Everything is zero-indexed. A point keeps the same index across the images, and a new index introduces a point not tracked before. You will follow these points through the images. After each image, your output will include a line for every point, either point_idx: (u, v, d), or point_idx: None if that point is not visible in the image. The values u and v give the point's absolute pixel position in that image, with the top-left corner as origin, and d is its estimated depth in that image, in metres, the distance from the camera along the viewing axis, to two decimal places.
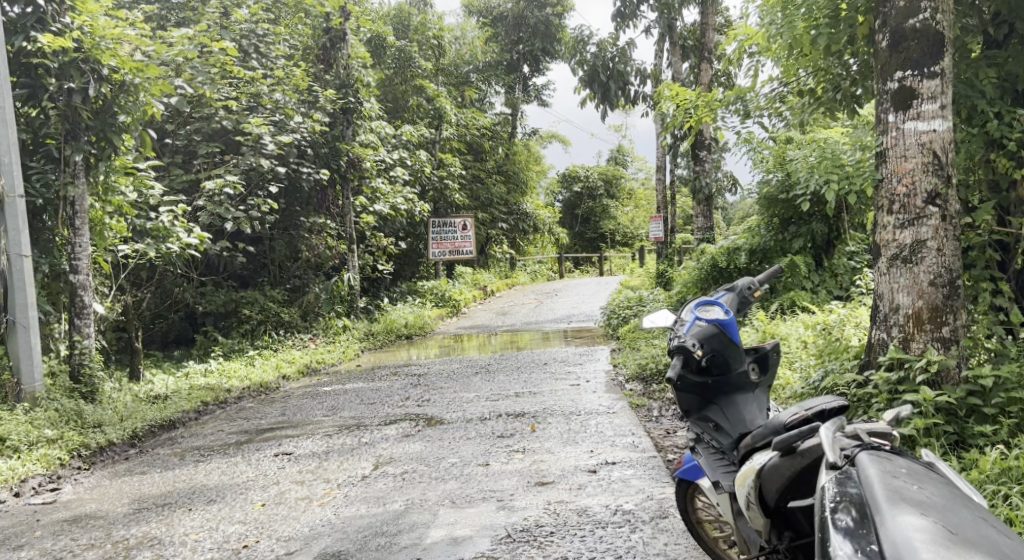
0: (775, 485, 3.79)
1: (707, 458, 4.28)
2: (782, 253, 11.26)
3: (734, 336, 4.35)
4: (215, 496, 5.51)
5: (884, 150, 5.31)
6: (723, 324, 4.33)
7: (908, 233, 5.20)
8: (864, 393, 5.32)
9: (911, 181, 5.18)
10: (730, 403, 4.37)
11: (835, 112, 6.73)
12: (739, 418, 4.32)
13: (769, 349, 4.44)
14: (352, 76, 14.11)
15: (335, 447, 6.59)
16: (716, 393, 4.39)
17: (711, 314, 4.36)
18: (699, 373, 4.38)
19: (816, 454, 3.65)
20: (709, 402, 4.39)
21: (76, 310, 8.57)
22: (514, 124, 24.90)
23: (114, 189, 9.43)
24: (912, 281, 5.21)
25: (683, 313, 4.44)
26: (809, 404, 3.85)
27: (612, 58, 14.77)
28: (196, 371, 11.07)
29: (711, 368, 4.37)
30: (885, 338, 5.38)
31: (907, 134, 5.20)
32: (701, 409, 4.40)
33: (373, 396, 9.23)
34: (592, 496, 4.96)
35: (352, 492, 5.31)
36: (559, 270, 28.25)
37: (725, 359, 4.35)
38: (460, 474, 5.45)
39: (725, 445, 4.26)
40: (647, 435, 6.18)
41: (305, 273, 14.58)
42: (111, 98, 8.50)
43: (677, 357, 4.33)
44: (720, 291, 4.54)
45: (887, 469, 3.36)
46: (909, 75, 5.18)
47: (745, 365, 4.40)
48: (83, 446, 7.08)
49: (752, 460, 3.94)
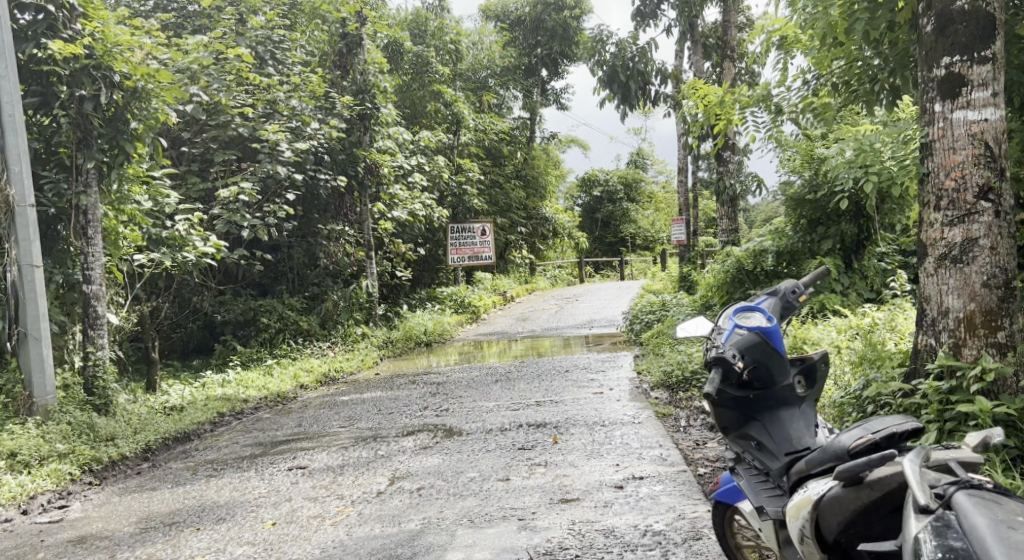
0: (836, 518, 3.53)
1: (749, 480, 4.05)
2: (810, 255, 10.95)
3: (777, 346, 4.10)
4: (225, 515, 5.28)
5: (930, 141, 5.02)
6: (766, 333, 4.09)
7: (958, 231, 4.90)
8: (912, 404, 5.03)
9: (961, 175, 4.88)
10: (774, 419, 4.12)
11: (871, 108, 6.42)
12: (784, 436, 4.07)
13: (816, 361, 4.20)
14: (368, 82, 13.95)
15: (351, 460, 6.36)
16: (758, 407, 4.14)
17: (753, 322, 4.10)
18: (739, 387, 4.14)
19: (888, 486, 3.38)
20: (751, 419, 4.15)
21: (89, 320, 8.39)
22: (532, 129, 24.73)
23: (127, 197, 9.25)
24: (963, 283, 4.91)
25: (721, 321, 4.19)
26: (876, 426, 3.57)
27: (633, 57, 14.45)
28: (214, 381, 10.89)
29: (753, 381, 4.13)
30: (933, 344, 5.08)
31: (956, 124, 4.90)
32: (742, 425, 4.16)
33: (391, 405, 8.99)
34: (620, 515, 4.68)
35: (366, 510, 5.07)
36: (580, 275, 27.99)
37: (769, 370, 4.10)
38: (479, 490, 5.19)
39: (770, 467, 4.03)
40: (676, 448, 5.90)
41: (324, 280, 14.28)
42: (122, 106, 8.30)
43: (717, 370, 4.07)
44: (761, 295, 4.28)
45: (996, 516, 3.05)
46: (958, 61, 4.88)
47: (791, 378, 4.16)
48: (95, 461, 6.89)
49: (809, 489, 3.69)
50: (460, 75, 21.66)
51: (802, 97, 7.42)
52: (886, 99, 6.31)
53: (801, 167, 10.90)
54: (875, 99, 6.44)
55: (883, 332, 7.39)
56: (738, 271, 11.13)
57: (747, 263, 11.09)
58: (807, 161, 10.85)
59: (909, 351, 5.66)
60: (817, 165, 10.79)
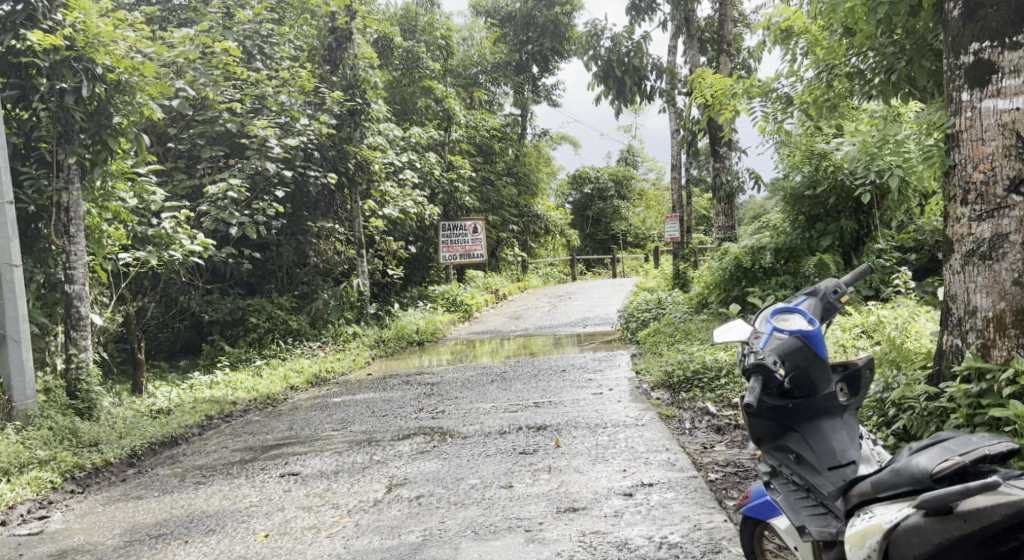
0: (913, 549, 3.38)
1: (787, 495, 3.95)
2: (809, 251, 10.77)
3: (819, 352, 3.96)
4: (214, 526, 5.05)
5: (957, 132, 4.87)
6: (806, 338, 3.94)
7: (987, 226, 4.74)
8: (938, 407, 4.90)
9: (990, 167, 4.73)
10: (815, 429, 4.01)
11: (884, 99, 6.22)
12: (826, 448, 3.97)
13: (861, 367, 4.07)
14: (358, 76, 13.70)
15: (346, 466, 6.14)
16: (798, 417, 4.03)
17: (792, 326, 3.97)
18: (779, 396, 4.01)
19: (985, 520, 3.20)
20: (789, 430, 4.03)
21: (71, 321, 8.13)
22: (523, 125, 24.52)
23: (110, 194, 8.98)
24: (992, 280, 4.74)
25: (759, 324, 4.03)
26: (962, 448, 3.40)
27: (628, 53, 14.30)
28: (202, 383, 10.65)
29: (793, 390, 4.00)
30: (959, 346, 4.93)
31: (986, 113, 4.74)
32: (781, 435, 4.04)
33: (385, 407, 8.77)
34: (632, 526, 4.47)
35: (364, 520, 4.84)
36: (572, 273, 27.75)
37: (810, 378, 3.98)
38: (482, 499, 4.98)
39: (810, 481, 3.93)
40: (684, 451, 5.70)
41: (314, 279, 14.08)
42: (105, 99, 8.02)
43: (757, 378, 3.93)
44: (800, 295, 4.13)
45: None
46: (987, 46, 4.71)
47: (833, 386, 4.04)
48: (78, 467, 6.65)
49: (875, 515, 3.54)
50: (451, 71, 21.42)
51: (811, 88, 7.22)
52: (902, 89, 6.15)
53: (799, 162, 10.65)
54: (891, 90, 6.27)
55: (892, 330, 7.21)
56: (736, 269, 11.08)
57: (745, 260, 10.98)
58: (807, 156, 10.59)
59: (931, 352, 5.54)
60: (817, 162, 10.53)
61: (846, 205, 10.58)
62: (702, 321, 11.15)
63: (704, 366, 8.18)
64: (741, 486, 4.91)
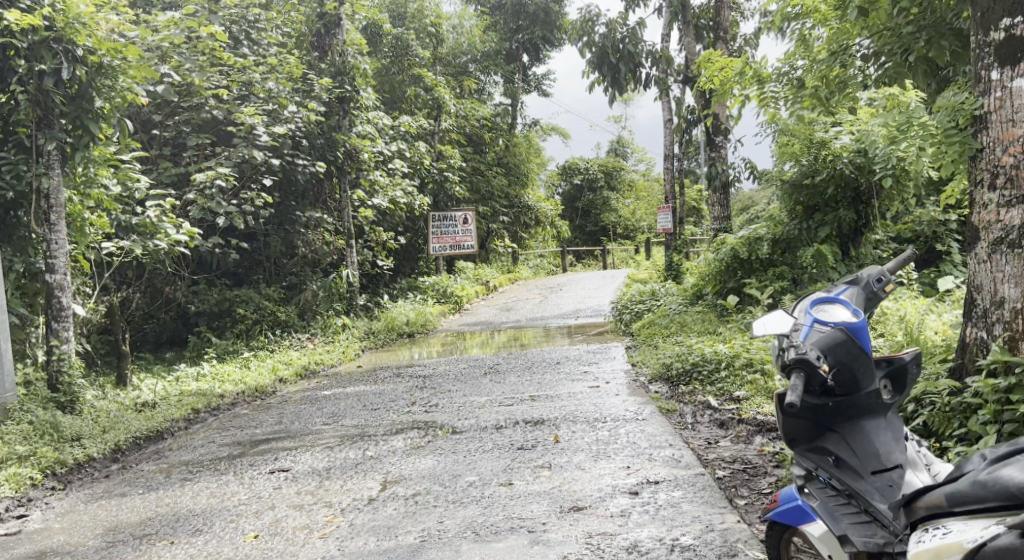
0: None
1: (825, 501, 3.83)
2: (807, 242, 10.51)
3: (863, 346, 3.81)
4: (201, 525, 4.83)
5: (986, 113, 4.76)
6: (849, 331, 3.78)
7: (1015, 213, 4.66)
8: (961, 403, 4.85)
9: (1020, 150, 4.62)
10: (856, 431, 3.89)
11: (898, 81, 6.19)
12: (869, 451, 3.86)
13: (906, 362, 3.90)
14: (348, 63, 13.48)
15: (338, 463, 5.93)
16: (839, 417, 3.90)
17: (835, 318, 3.80)
18: (820, 394, 3.88)
19: None
20: (828, 431, 3.91)
21: (53, 312, 7.88)
22: (514, 115, 24.30)
23: (93, 181, 8.72)
24: (1021, 270, 4.67)
25: (798, 315, 3.86)
26: None
27: (623, 39, 14.09)
28: (188, 375, 10.40)
29: (835, 387, 3.86)
30: (984, 338, 4.87)
31: (1017, 93, 4.62)
32: (820, 435, 3.92)
33: (377, 400, 8.56)
34: (641, 527, 4.29)
35: (358, 520, 4.64)
36: (561, 264, 27.55)
37: (854, 376, 3.83)
38: (481, 497, 4.78)
39: (851, 487, 3.82)
40: (688, 447, 5.53)
41: (303, 269, 13.88)
42: (87, 82, 7.75)
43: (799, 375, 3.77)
44: (841, 283, 3.96)
45: None
46: (1020, 22, 4.59)
47: (877, 383, 3.89)
48: (59, 463, 6.42)
49: (951, 532, 3.37)
50: (441, 60, 21.16)
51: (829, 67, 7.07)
52: (918, 69, 6.14)
53: (798, 151, 10.36)
54: (904, 72, 6.22)
55: (896, 323, 7.09)
56: (733, 260, 10.94)
57: (742, 251, 10.83)
58: (806, 146, 10.31)
59: (950, 346, 5.47)
60: (817, 151, 10.28)
61: (844, 195, 10.25)
62: (698, 313, 10.98)
63: (704, 358, 7.98)
64: (750, 484, 4.74)
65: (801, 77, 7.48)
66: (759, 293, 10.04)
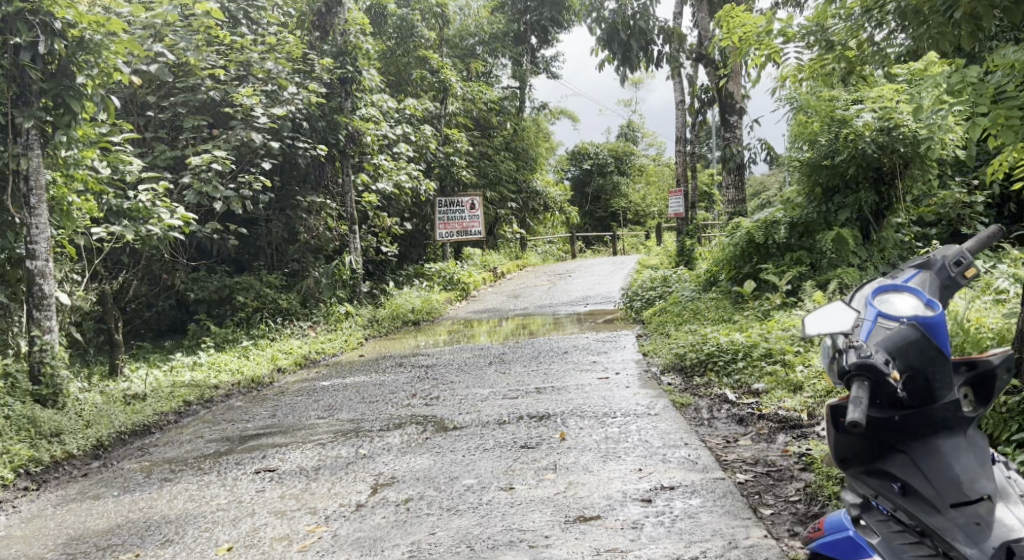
0: None
1: (890, 539, 3.23)
2: (825, 225, 10.02)
3: (940, 348, 3.15)
4: (172, 535, 4.44)
5: None
6: (921, 329, 3.15)
7: None
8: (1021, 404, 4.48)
9: None
10: (930, 453, 3.19)
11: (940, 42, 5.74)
12: (948, 479, 3.16)
13: (993, 368, 3.22)
14: (349, 42, 13.00)
15: (328, 463, 5.52)
16: (907, 435, 3.21)
17: (904, 312, 3.17)
18: (886, 408, 3.19)
19: None
20: (894, 452, 3.23)
21: (33, 301, 7.46)
22: (522, 98, 23.79)
23: (78, 162, 8.24)
24: None
25: (860, 310, 3.23)
26: None
27: (634, 15, 13.57)
28: (183, 365, 10.01)
29: (906, 399, 3.18)
30: None
31: None
32: (882, 457, 3.24)
33: (376, 392, 8.13)
34: (655, 543, 3.86)
35: (343, 530, 4.25)
36: (571, 250, 27.05)
37: (928, 384, 3.16)
38: (478, 505, 4.37)
39: (920, 522, 3.18)
40: (705, 447, 5.09)
41: (306, 256, 13.47)
42: (66, 57, 7.32)
43: (864, 386, 3.09)
44: (909, 270, 3.37)
45: None
46: None
47: (958, 392, 3.20)
48: (33, 462, 6.05)
49: None
50: (447, 42, 20.67)
51: (852, 31, 6.74)
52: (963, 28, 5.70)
53: (816, 131, 9.77)
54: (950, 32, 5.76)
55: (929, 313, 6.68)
56: (748, 244, 10.48)
57: (758, 235, 10.39)
58: (826, 123, 9.71)
59: (1003, 338, 5.06)
60: (838, 128, 9.66)
61: (865, 175, 9.71)
62: (711, 300, 10.53)
63: (720, 348, 7.54)
64: (774, 490, 4.31)
65: (815, 55, 7.19)
66: (777, 279, 9.57)
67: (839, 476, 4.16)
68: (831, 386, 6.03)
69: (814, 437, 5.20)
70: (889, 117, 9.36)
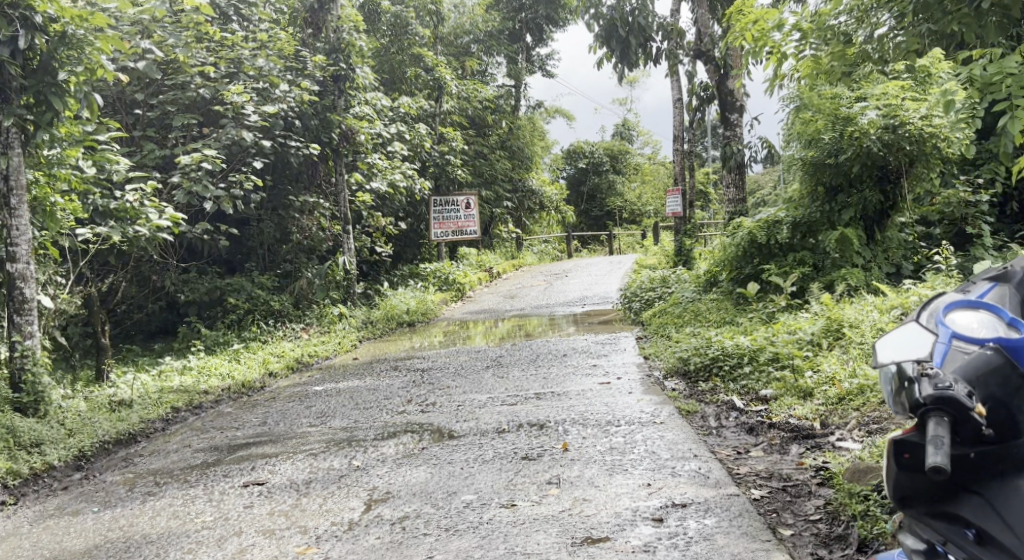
0: None
1: None
2: (829, 225, 9.71)
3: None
4: (152, 557, 4.19)
5: None
6: (1004, 352, 2.73)
7: None
8: None
9: None
10: (1009, 494, 2.70)
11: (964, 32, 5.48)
12: None
13: None
14: (342, 39, 12.51)
15: (320, 476, 5.27)
16: (983, 473, 2.72)
17: (986, 334, 2.76)
18: (963, 444, 2.71)
19: None
20: (968, 493, 2.73)
21: (14, 305, 7.21)
22: (517, 96, 23.55)
23: (62, 161, 8.00)
24: None
25: (935, 327, 2.82)
26: None
27: (632, 11, 13.31)
28: (172, 369, 9.75)
29: (985, 434, 2.70)
30: None
31: None
32: (954, 498, 2.74)
33: (369, 398, 7.88)
34: None
35: (334, 553, 4.02)
36: (567, 249, 26.84)
37: (1009, 415, 2.71)
38: (479, 524, 4.15)
39: None
40: (716, 459, 4.87)
41: (298, 256, 13.19)
42: (48, 53, 7.05)
43: (942, 418, 2.63)
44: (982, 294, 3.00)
45: None
46: None
47: None
48: (11, 474, 5.81)
49: None
50: (441, 40, 20.44)
51: (866, 23, 6.48)
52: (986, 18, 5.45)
53: (819, 129, 9.49)
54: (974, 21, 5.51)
55: None
56: (750, 244, 10.17)
57: (760, 235, 10.08)
58: (830, 122, 9.42)
59: None
60: (842, 127, 9.36)
61: (869, 174, 9.43)
62: (712, 301, 10.30)
63: (725, 352, 7.29)
64: (792, 508, 4.16)
65: (817, 53, 6.97)
66: (781, 280, 9.33)
67: (862, 494, 4.01)
68: (843, 392, 5.79)
69: (829, 448, 5.03)
70: (894, 115, 9.14)
